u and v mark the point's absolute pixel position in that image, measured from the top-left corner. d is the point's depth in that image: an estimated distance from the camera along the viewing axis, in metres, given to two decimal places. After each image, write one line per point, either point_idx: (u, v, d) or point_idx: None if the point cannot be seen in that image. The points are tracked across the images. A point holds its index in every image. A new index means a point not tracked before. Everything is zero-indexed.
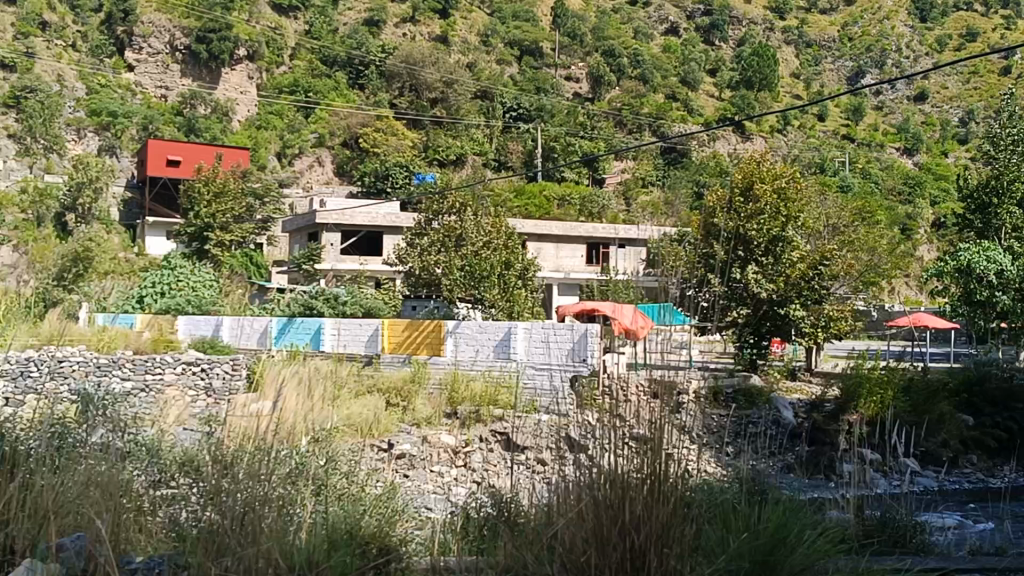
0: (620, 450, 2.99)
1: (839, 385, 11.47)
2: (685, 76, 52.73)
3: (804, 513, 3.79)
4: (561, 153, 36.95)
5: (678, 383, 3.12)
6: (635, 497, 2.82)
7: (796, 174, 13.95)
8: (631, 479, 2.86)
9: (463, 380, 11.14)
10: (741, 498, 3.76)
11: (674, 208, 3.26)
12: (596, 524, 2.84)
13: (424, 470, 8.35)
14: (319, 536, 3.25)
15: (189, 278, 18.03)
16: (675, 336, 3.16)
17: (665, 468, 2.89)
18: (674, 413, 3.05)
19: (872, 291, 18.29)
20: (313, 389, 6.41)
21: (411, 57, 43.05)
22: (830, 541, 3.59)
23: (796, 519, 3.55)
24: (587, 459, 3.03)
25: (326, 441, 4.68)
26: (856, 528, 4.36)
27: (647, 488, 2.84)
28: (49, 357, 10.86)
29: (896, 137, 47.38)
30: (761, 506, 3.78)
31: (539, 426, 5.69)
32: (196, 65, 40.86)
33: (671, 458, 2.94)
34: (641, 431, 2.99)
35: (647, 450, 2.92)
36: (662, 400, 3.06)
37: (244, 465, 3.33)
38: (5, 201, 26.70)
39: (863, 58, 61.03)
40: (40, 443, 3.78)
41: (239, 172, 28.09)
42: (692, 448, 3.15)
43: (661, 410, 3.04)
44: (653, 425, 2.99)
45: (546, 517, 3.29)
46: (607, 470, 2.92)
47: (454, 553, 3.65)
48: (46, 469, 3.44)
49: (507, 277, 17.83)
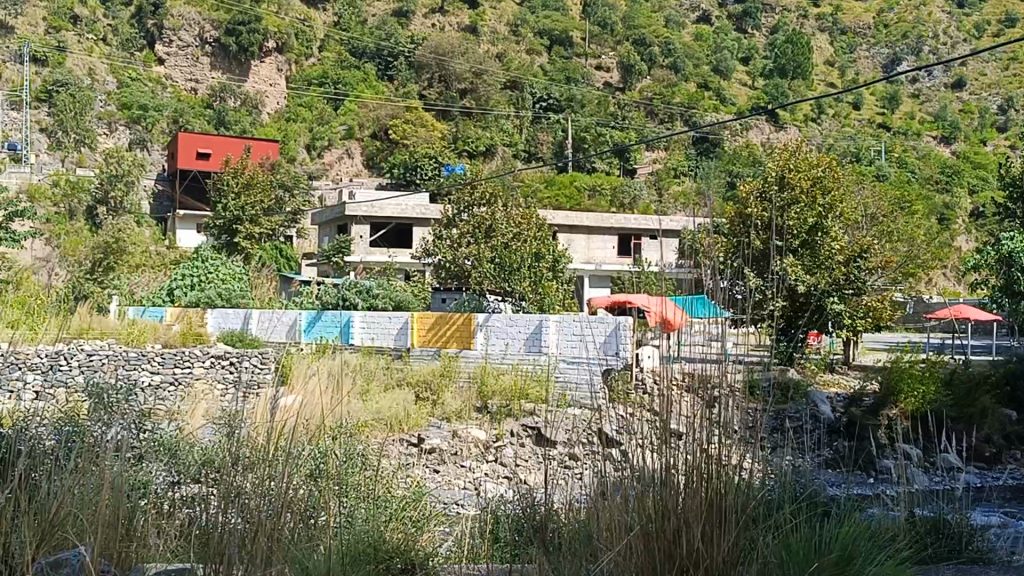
0: (670, 457, 2.73)
1: (877, 379, 11.00)
2: (717, 64, 52.28)
3: (866, 524, 3.56)
4: (592, 143, 36.70)
5: (734, 380, 2.86)
6: (692, 519, 2.56)
7: (832, 164, 13.64)
8: (684, 491, 2.61)
9: (493, 372, 10.88)
10: (794, 507, 3.53)
11: (705, 196, 3.04)
12: (649, 550, 2.59)
13: (455, 466, 8.21)
14: (348, 556, 3.00)
15: (219, 269, 17.90)
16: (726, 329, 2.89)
17: (719, 480, 2.65)
18: (737, 414, 2.78)
19: (911, 282, 17.72)
20: (335, 392, 6.26)
21: (439, 48, 43.41)
22: (886, 552, 3.35)
23: (857, 533, 3.32)
24: (633, 472, 2.77)
25: (348, 440, 4.45)
26: (908, 532, 4.11)
27: (707, 508, 2.59)
28: (79, 352, 10.77)
29: (933, 125, 46.69)
30: (809, 514, 3.54)
31: (572, 421, 5.47)
32: (226, 58, 41.11)
33: (729, 467, 2.68)
34: (695, 440, 2.73)
35: (703, 460, 2.67)
36: (714, 394, 2.79)
37: (262, 464, 3.08)
38: (38, 194, 26.86)
39: (898, 46, 60.37)
40: (42, 443, 3.50)
41: (268, 165, 28.43)
42: (757, 456, 2.89)
43: (713, 406, 2.79)
44: (711, 431, 2.73)
45: (584, 531, 3.05)
46: (661, 480, 2.66)
47: (484, 562, 3.45)
48: (48, 472, 3.15)
49: (539, 269, 17.57)
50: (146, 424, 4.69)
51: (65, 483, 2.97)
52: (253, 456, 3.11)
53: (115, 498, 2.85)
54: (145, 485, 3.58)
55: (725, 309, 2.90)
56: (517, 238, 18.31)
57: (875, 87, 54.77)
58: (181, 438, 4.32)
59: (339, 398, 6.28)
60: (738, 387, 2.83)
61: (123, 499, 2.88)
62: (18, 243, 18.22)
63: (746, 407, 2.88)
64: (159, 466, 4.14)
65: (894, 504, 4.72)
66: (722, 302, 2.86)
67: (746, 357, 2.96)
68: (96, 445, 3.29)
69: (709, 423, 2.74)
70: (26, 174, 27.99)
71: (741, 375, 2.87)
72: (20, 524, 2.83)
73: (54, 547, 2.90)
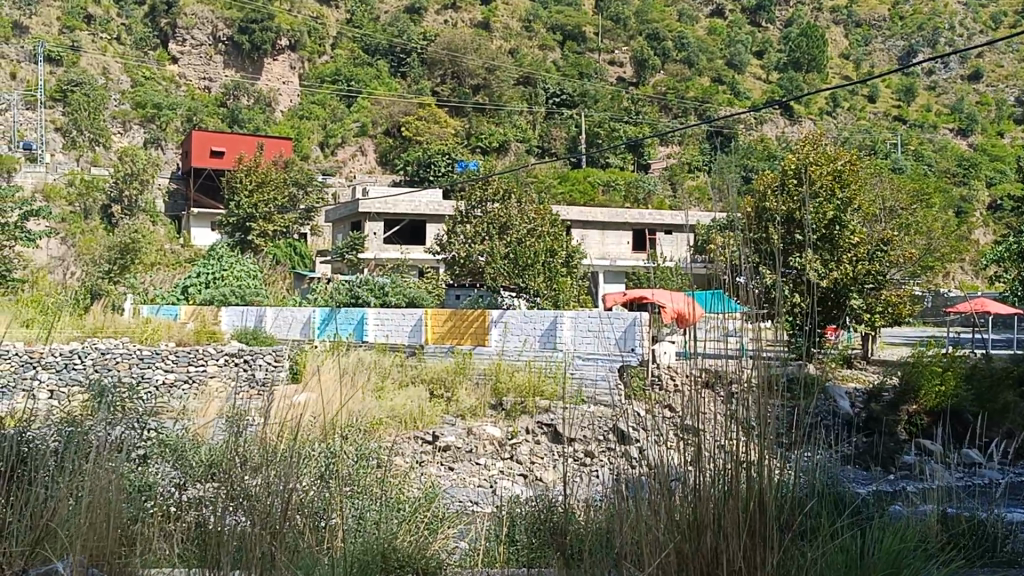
0: (705, 463, 2.64)
1: (897, 374, 10.82)
2: (731, 59, 52.11)
3: (906, 530, 3.46)
4: (606, 138, 36.28)
5: (771, 376, 2.74)
6: (729, 534, 2.47)
7: (853, 157, 13.44)
8: (725, 504, 2.51)
9: (507, 370, 10.77)
10: (829, 512, 3.44)
11: (724, 191, 2.97)
12: (683, 568, 2.51)
13: (469, 463, 8.16)
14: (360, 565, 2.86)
15: (235, 267, 17.86)
16: (761, 327, 2.77)
17: (751, 488, 2.55)
18: (776, 415, 2.66)
19: (930, 275, 17.55)
20: (343, 397, 6.20)
21: (452, 44, 43.25)
22: (924, 556, 3.26)
23: (894, 542, 3.22)
24: (665, 484, 2.66)
25: (359, 438, 4.35)
26: (945, 532, 4.00)
27: (747, 521, 2.49)
28: (92, 351, 10.75)
29: (950, 118, 46.30)
30: (841, 519, 3.46)
31: (589, 419, 5.39)
32: (238, 57, 41.17)
33: (768, 478, 2.57)
34: (732, 447, 2.63)
35: (738, 471, 2.57)
36: (751, 391, 2.68)
37: (272, 468, 2.95)
38: (53, 193, 26.95)
39: (913, 39, 60.08)
40: (42, 437, 3.39)
41: (281, 163, 28.43)
42: (798, 462, 2.78)
43: (749, 408, 2.68)
44: (748, 442, 2.62)
45: (606, 540, 2.97)
46: (699, 492, 2.56)
47: (502, 565, 3.37)
48: (40, 471, 2.98)
49: (553, 265, 17.21)
50: (153, 423, 4.61)
51: (64, 480, 2.85)
52: (254, 463, 2.96)
53: (112, 500, 2.68)
54: (153, 485, 3.46)
55: (757, 303, 2.77)
56: (531, 233, 18.23)
57: (891, 80, 54.62)
58: (183, 435, 4.19)
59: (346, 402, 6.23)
60: (775, 385, 2.71)
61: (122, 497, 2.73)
62: (34, 242, 18.33)
63: (785, 403, 2.76)
64: (166, 464, 4.02)
65: (923, 503, 4.61)
66: (743, 298, 2.78)
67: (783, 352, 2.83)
68: (91, 438, 3.12)
69: (744, 433, 2.64)
70: (41, 173, 28.13)
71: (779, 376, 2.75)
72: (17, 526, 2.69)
73: (51, 555, 2.73)
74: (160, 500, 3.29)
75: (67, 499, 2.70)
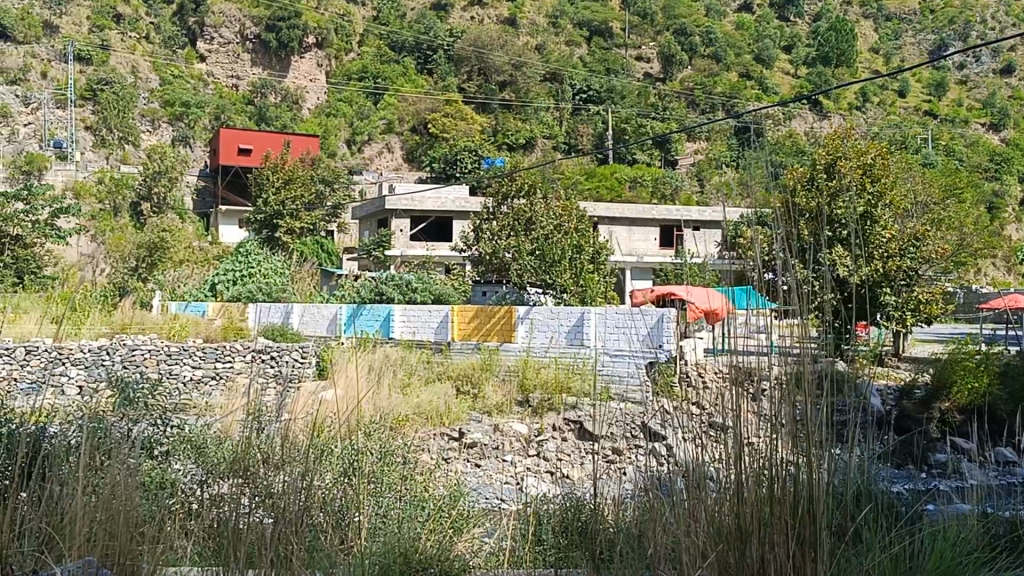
0: (742, 465, 2.57)
1: (930, 369, 10.65)
2: (759, 54, 51.73)
3: (950, 529, 3.38)
4: (632, 134, 36.36)
5: (815, 372, 2.66)
6: (773, 538, 2.40)
7: (883, 151, 13.26)
8: (767, 503, 2.46)
9: (534, 367, 10.73)
10: (875, 515, 3.34)
11: (749, 187, 2.93)
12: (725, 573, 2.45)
13: (496, 460, 8.14)
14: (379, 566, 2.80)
15: (262, 264, 17.91)
16: (807, 323, 2.69)
17: (792, 491, 2.48)
18: (814, 413, 2.59)
19: (963, 272, 17.30)
20: (367, 393, 6.19)
21: (479, 40, 43.25)
22: (971, 560, 3.17)
23: (939, 547, 3.14)
24: (700, 485, 2.62)
25: (381, 438, 4.30)
26: (990, 532, 3.90)
27: (792, 529, 2.42)
28: (121, 347, 10.84)
29: (982, 112, 45.77)
30: (885, 522, 3.38)
31: (616, 417, 5.34)
32: (266, 55, 41.34)
33: (814, 479, 2.50)
34: (770, 451, 2.58)
35: (774, 476, 2.53)
36: (792, 391, 2.62)
37: (289, 470, 2.91)
38: (83, 191, 27.22)
39: (944, 32, 59.41)
40: (61, 433, 3.37)
41: (308, 160, 28.54)
42: (843, 467, 2.72)
43: (788, 409, 2.62)
44: (783, 440, 2.57)
45: (639, 542, 2.91)
46: (737, 497, 2.51)
47: (532, 569, 3.31)
48: (58, 467, 2.95)
49: (580, 262, 17.14)
50: (174, 418, 4.58)
51: (77, 476, 2.81)
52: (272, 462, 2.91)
53: (122, 499, 2.64)
54: (172, 483, 3.43)
55: (797, 296, 2.69)
56: (558, 229, 18.17)
57: (921, 74, 54.08)
58: (206, 431, 4.17)
59: (368, 399, 6.22)
60: (820, 383, 2.62)
61: (136, 492, 2.69)
62: (64, 240, 18.52)
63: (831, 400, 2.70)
64: (185, 462, 3.99)
65: (965, 501, 4.50)
66: (773, 297, 2.74)
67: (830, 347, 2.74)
68: (107, 434, 3.09)
69: (781, 432, 2.58)
70: (71, 172, 28.42)
71: (828, 374, 2.68)
72: (27, 527, 2.66)
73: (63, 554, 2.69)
74: (178, 496, 3.26)
75: (80, 497, 2.67)
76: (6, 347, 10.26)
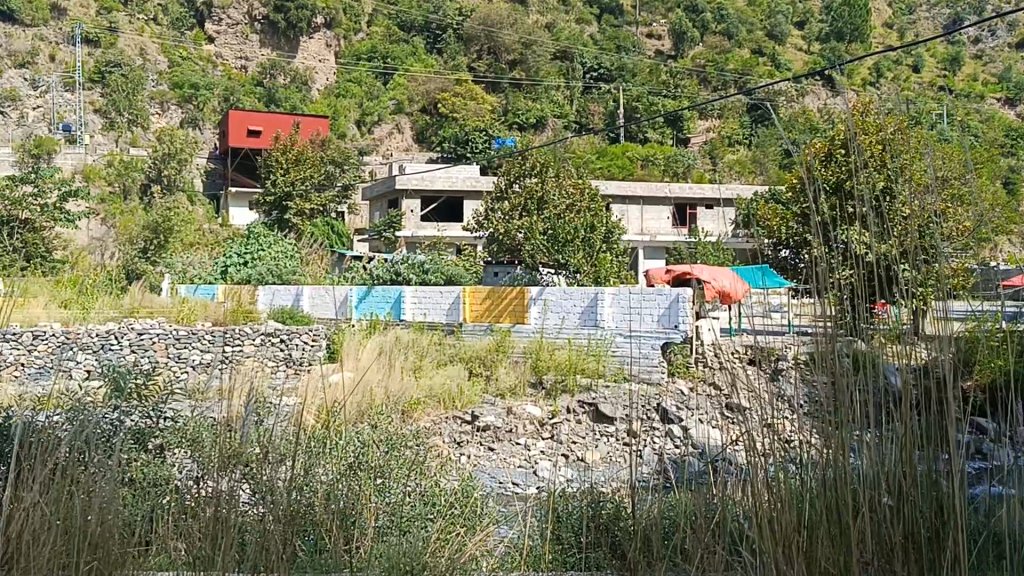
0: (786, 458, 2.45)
1: None
2: (772, 30, 51.35)
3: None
4: (643, 112, 35.94)
5: (860, 353, 2.50)
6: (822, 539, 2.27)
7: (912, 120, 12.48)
8: (845, 501, 2.29)
9: (548, 348, 10.59)
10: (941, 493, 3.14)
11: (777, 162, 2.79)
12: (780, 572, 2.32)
13: (511, 444, 8.03)
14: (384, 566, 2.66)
15: (272, 246, 17.78)
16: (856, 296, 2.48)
17: (844, 484, 2.34)
18: (857, 395, 2.46)
19: None
20: (367, 379, 6.02)
21: (489, 19, 42.90)
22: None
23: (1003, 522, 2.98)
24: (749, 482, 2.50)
25: (383, 430, 4.14)
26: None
27: (843, 527, 2.30)
28: (130, 331, 10.73)
29: (997, 87, 45.16)
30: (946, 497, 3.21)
31: (635, 397, 5.17)
32: (274, 35, 41.10)
33: (888, 476, 2.32)
34: (833, 450, 2.42)
35: (841, 473, 2.35)
36: (845, 372, 2.43)
37: (285, 467, 2.79)
38: (93, 174, 27.13)
39: (960, 6, 58.63)
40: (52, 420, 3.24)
41: (317, 140, 28.36)
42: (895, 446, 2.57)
43: (844, 394, 2.47)
44: (836, 434, 2.43)
45: (680, 540, 2.76)
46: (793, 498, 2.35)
47: (563, 565, 3.17)
48: (39, 455, 2.83)
49: (593, 241, 16.78)
50: (170, 407, 4.38)
51: (61, 467, 2.71)
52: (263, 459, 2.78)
53: (96, 509, 2.50)
54: (167, 477, 3.30)
55: (832, 269, 2.50)
56: (571, 209, 18.06)
57: (936, 48, 53.51)
58: (202, 421, 4.02)
59: (371, 386, 6.07)
60: (871, 365, 2.47)
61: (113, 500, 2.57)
62: (73, 224, 18.46)
63: (889, 386, 2.56)
64: (179, 455, 3.83)
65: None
66: (797, 280, 2.67)
67: (886, 330, 2.58)
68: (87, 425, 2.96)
69: (835, 429, 2.42)
70: (80, 155, 28.42)
71: (880, 357, 2.54)
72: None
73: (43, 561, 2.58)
74: (170, 489, 3.12)
75: (57, 499, 2.55)
76: (14, 332, 10.16)
